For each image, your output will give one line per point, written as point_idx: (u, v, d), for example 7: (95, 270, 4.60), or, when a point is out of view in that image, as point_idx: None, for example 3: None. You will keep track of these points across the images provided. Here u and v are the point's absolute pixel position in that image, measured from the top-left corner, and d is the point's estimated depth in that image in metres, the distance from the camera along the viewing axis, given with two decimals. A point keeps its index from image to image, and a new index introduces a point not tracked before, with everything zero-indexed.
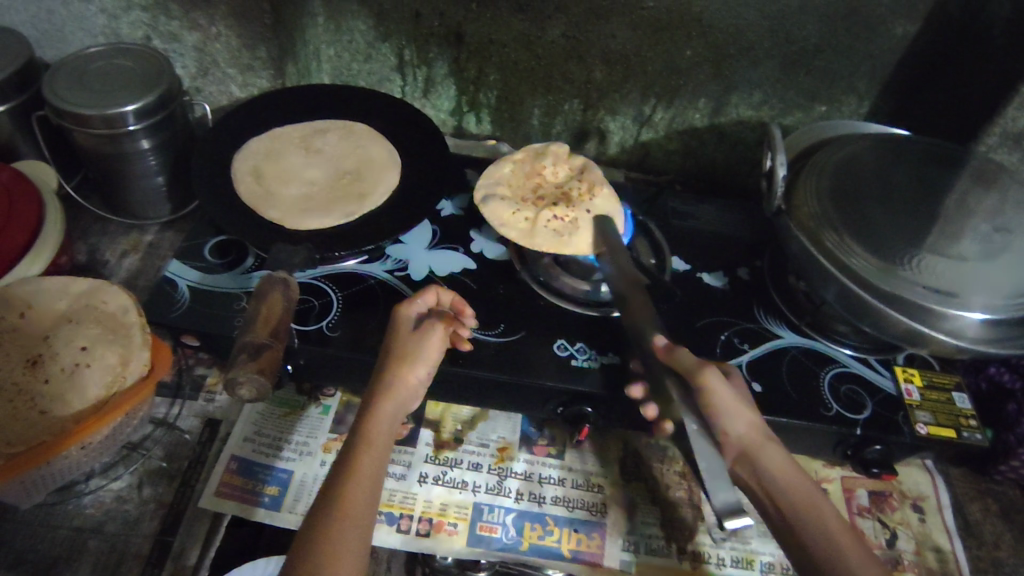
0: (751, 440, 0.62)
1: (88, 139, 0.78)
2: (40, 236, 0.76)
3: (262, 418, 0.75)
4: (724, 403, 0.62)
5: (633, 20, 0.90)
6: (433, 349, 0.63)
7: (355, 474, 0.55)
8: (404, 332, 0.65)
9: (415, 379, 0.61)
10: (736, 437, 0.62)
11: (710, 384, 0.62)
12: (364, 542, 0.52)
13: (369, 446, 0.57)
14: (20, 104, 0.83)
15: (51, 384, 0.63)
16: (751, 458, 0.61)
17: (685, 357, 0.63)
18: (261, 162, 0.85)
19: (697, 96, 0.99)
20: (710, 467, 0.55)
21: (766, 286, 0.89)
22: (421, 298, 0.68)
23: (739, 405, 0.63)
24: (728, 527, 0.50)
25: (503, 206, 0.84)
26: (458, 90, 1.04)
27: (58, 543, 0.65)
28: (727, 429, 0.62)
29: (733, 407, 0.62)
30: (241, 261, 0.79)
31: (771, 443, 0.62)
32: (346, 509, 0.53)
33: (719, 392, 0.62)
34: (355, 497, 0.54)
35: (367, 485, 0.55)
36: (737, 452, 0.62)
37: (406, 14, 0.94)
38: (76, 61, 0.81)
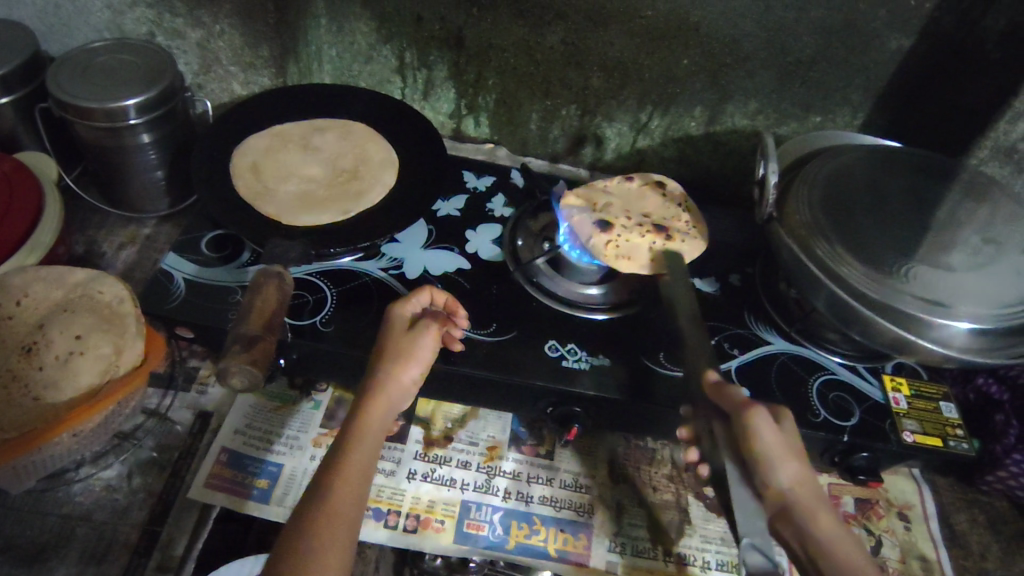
0: (799, 500, 0.56)
1: (89, 133, 0.80)
2: (31, 238, 0.76)
3: (252, 411, 0.76)
4: (772, 450, 0.56)
5: (631, 29, 0.92)
6: (425, 350, 0.64)
7: (346, 473, 0.55)
8: (397, 336, 0.64)
9: (407, 378, 0.62)
10: (779, 494, 0.56)
11: (757, 427, 0.56)
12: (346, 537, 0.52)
13: (360, 443, 0.57)
14: (24, 96, 0.83)
15: (46, 370, 0.64)
16: (802, 516, 0.55)
17: (735, 393, 0.59)
18: (260, 158, 0.86)
19: (694, 105, 1.01)
20: (748, 522, 0.53)
21: (757, 292, 0.90)
22: (414, 298, 0.69)
23: (788, 455, 0.57)
24: None
25: (651, 206, 0.86)
26: (458, 94, 1.06)
27: (46, 531, 0.65)
28: (768, 484, 0.56)
29: (784, 459, 0.56)
30: (237, 255, 0.80)
31: (823, 508, 0.56)
32: (335, 505, 0.53)
33: (769, 439, 0.56)
34: (341, 498, 0.54)
35: (353, 483, 0.55)
36: (779, 510, 0.56)
37: (407, 18, 0.96)
38: (82, 55, 0.82)
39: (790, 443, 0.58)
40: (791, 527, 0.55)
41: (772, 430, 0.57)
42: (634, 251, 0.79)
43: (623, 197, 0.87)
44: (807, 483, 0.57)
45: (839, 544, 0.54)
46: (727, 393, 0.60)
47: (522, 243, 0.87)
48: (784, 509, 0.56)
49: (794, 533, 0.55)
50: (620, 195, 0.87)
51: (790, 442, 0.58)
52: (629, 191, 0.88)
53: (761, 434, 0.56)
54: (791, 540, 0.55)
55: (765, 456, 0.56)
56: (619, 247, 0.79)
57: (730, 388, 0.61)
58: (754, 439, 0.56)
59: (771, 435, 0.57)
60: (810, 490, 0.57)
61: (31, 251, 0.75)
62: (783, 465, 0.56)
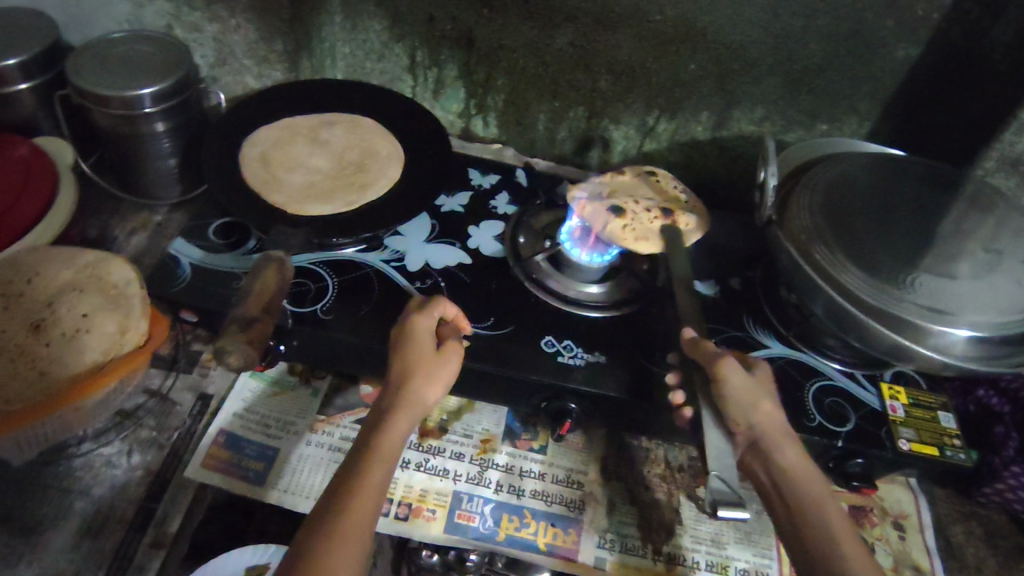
0: (766, 433, 0.61)
1: (105, 120, 0.82)
2: (43, 221, 0.78)
3: (251, 395, 0.77)
4: (739, 391, 0.62)
5: (639, 33, 0.93)
6: (450, 369, 0.64)
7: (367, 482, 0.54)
8: (426, 353, 0.64)
9: (431, 398, 0.62)
10: (747, 431, 0.61)
11: (727, 371, 0.62)
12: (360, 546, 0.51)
13: (382, 455, 0.56)
14: (44, 82, 0.86)
15: (52, 347, 0.65)
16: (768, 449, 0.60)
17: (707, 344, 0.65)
18: (270, 149, 0.88)
19: (700, 110, 1.01)
20: (716, 455, 0.59)
21: (758, 296, 0.90)
22: (432, 310, 0.69)
23: (756, 396, 0.62)
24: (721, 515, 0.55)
25: (650, 192, 0.91)
26: (467, 93, 1.07)
27: (45, 503, 0.66)
28: (738, 421, 0.61)
29: (753, 401, 0.62)
30: (243, 243, 0.81)
31: (788, 442, 0.61)
32: (356, 512, 0.52)
33: (735, 381, 0.62)
34: (361, 505, 0.53)
35: (373, 493, 0.54)
36: (748, 442, 0.61)
37: (419, 17, 0.98)
38: (102, 45, 0.85)
39: (759, 388, 0.63)
40: (756, 459, 0.60)
41: (740, 374, 0.62)
42: (649, 234, 0.84)
43: (623, 187, 0.91)
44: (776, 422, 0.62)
45: (802, 473, 0.58)
46: (702, 345, 0.65)
47: (524, 240, 0.88)
48: (752, 443, 0.61)
49: (760, 463, 0.60)
50: (620, 185, 0.91)
51: (759, 384, 0.64)
52: (626, 181, 0.92)
53: (728, 375, 0.62)
54: (756, 469, 0.60)
55: (733, 396, 0.62)
56: (636, 233, 0.83)
57: (705, 342, 0.66)
58: (722, 382, 0.62)
59: (739, 378, 0.62)
60: (778, 427, 0.61)
61: (42, 233, 0.77)
62: (751, 405, 0.61)
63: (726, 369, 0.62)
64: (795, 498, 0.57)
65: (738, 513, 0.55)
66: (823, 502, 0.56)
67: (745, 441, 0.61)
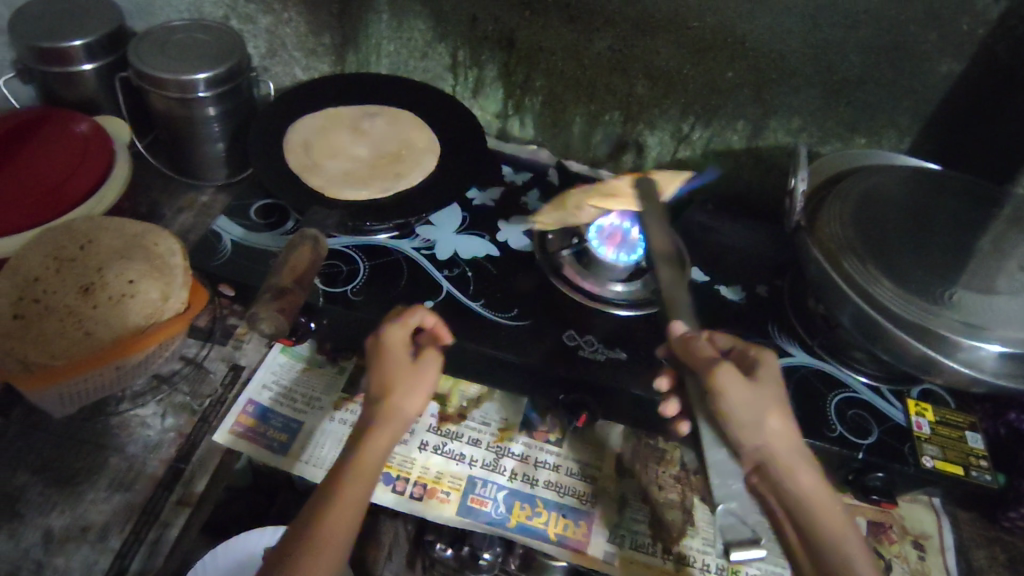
0: (777, 456, 0.59)
1: (161, 102, 0.87)
2: (97, 195, 0.82)
3: (281, 369, 0.80)
4: (739, 406, 0.59)
5: (677, 39, 0.95)
6: (429, 383, 0.62)
7: (339, 508, 0.56)
8: (401, 366, 0.62)
9: (411, 413, 0.61)
10: (754, 450, 0.59)
11: (722, 382, 0.60)
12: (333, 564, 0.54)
13: (355, 479, 0.57)
14: (107, 64, 0.91)
15: (99, 310, 0.69)
16: (781, 474, 0.58)
17: (703, 349, 0.62)
18: (313, 136, 0.91)
19: (737, 118, 1.01)
20: (722, 485, 0.59)
21: (785, 305, 0.89)
22: (410, 319, 0.67)
23: (760, 413, 0.60)
24: (733, 556, 0.56)
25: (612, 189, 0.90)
26: (505, 94, 1.10)
27: (82, 456, 0.70)
28: (745, 441, 0.59)
29: (756, 419, 0.59)
30: (283, 224, 0.85)
31: (800, 463, 0.59)
32: (329, 535, 0.54)
33: (735, 394, 0.60)
34: (332, 534, 0.54)
35: (344, 518, 0.55)
36: (755, 466, 0.58)
37: (463, 17, 1.01)
38: (163, 32, 0.90)
39: (762, 401, 0.61)
40: (769, 484, 0.58)
41: (738, 385, 0.60)
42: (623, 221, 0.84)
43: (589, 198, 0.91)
44: (782, 438, 0.60)
45: (814, 498, 0.57)
46: (692, 347, 0.63)
47: (552, 237, 0.89)
48: (760, 465, 0.58)
49: (771, 489, 0.58)
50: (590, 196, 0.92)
51: (763, 395, 0.61)
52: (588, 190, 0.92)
53: (727, 390, 0.60)
54: (768, 495, 0.58)
55: (733, 411, 0.59)
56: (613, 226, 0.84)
57: (697, 342, 0.63)
58: (720, 394, 0.60)
59: (737, 391, 0.60)
60: (787, 444, 0.60)
61: (94, 206, 0.81)
62: (756, 424, 0.59)
63: (724, 385, 0.60)
64: (809, 523, 0.56)
65: (753, 550, 0.56)
66: (837, 529, 0.56)
67: (753, 464, 0.58)
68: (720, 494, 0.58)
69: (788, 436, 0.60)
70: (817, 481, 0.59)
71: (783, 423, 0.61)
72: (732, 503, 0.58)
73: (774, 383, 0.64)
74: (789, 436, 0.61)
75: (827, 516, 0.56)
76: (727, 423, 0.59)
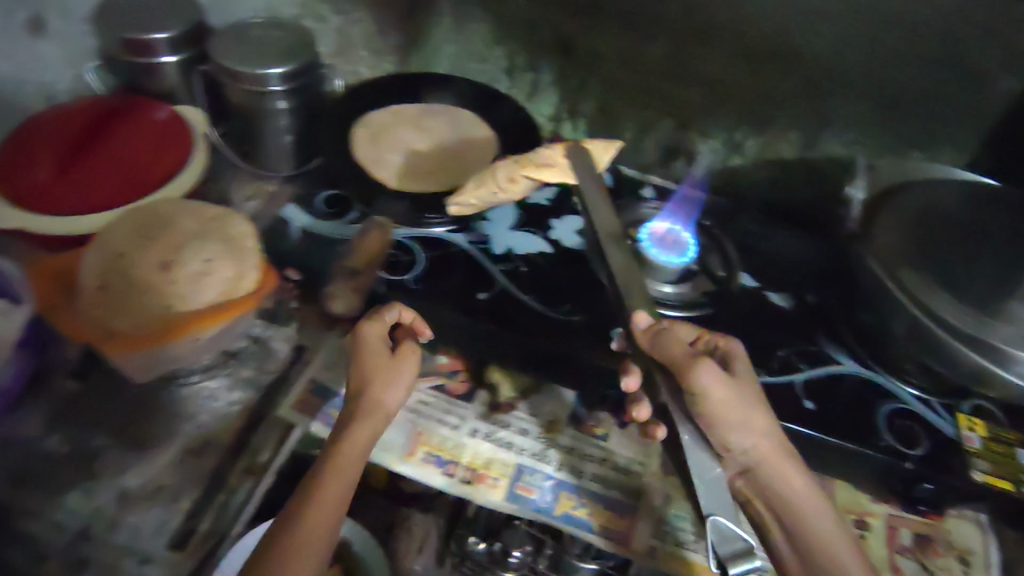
0: (762, 456, 0.63)
1: (237, 94, 0.92)
2: (174, 179, 0.85)
3: (340, 351, 0.82)
4: (720, 407, 0.61)
5: (735, 48, 0.96)
6: (406, 375, 0.67)
7: (332, 482, 0.59)
8: (379, 358, 0.66)
9: (391, 403, 0.66)
10: (741, 453, 0.63)
11: (705, 385, 0.61)
12: (323, 547, 0.56)
13: (345, 458, 0.61)
14: (189, 57, 0.96)
15: (177, 285, 0.73)
16: (763, 474, 0.63)
17: (676, 349, 0.62)
18: (378, 132, 0.95)
19: (791, 129, 1.02)
20: (709, 492, 0.58)
21: (835, 313, 0.87)
22: (386, 314, 0.71)
23: (747, 414, 0.63)
24: (730, 572, 0.54)
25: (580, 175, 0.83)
26: (561, 96, 1.12)
27: (156, 423, 0.74)
28: (732, 445, 0.62)
29: (739, 421, 0.62)
30: (347, 213, 0.88)
31: (787, 460, 0.64)
32: (324, 509, 0.57)
33: (715, 394, 0.61)
34: (327, 506, 0.57)
35: (340, 489, 0.59)
36: (742, 467, 0.64)
37: (523, 23, 1.06)
38: (242, 27, 0.95)
39: (746, 401, 0.64)
40: (757, 483, 0.63)
41: (718, 383, 0.61)
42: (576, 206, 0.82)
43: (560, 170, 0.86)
44: (766, 438, 0.64)
45: (799, 493, 0.62)
46: (664, 344, 0.62)
47: None
48: (750, 464, 0.63)
49: (758, 486, 0.63)
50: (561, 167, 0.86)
51: (743, 396, 0.64)
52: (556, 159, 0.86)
53: (707, 391, 0.61)
54: (754, 492, 0.63)
55: (716, 413, 0.62)
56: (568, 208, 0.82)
57: (667, 336, 0.63)
58: (702, 396, 0.61)
59: (719, 391, 0.62)
60: (771, 444, 0.64)
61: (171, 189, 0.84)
62: (736, 428, 0.62)
63: (706, 388, 0.61)
64: (797, 518, 0.62)
65: (751, 564, 0.54)
66: (820, 522, 0.61)
67: (740, 464, 0.64)
68: (707, 498, 0.57)
69: (769, 435, 0.64)
70: (802, 477, 0.64)
71: (767, 423, 0.65)
72: (722, 511, 0.57)
73: (751, 380, 0.67)
74: (770, 433, 0.64)
75: (811, 515, 0.62)
76: (709, 426, 0.62)
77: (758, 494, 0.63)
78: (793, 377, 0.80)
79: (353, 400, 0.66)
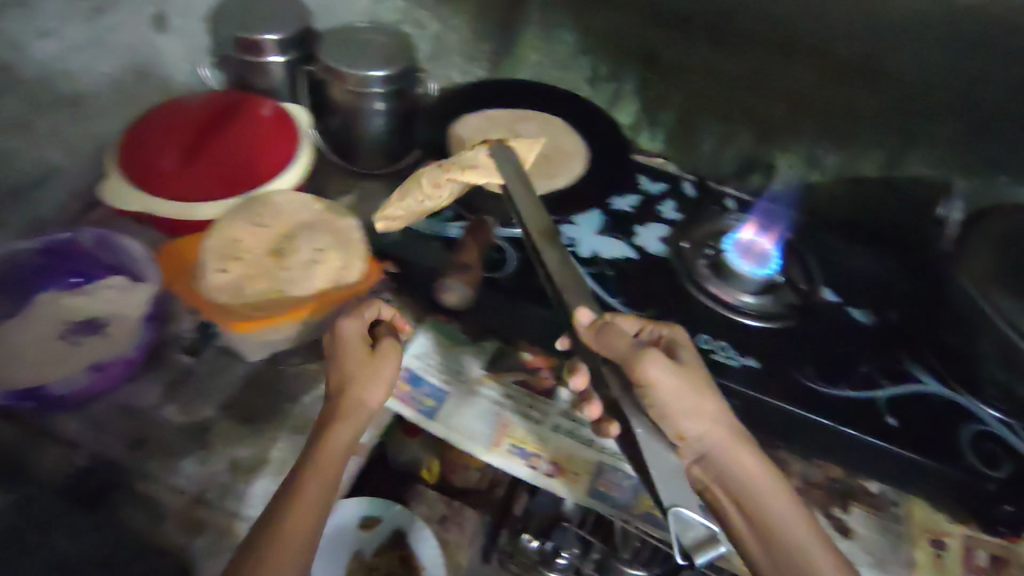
0: (714, 445, 0.64)
1: (339, 93, 0.97)
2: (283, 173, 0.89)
3: (430, 343, 0.88)
4: (669, 400, 0.64)
5: (823, 66, 0.97)
6: (388, 368, 0.70)
7: (321, 454, 0.64)
8: (357, 350, 0.71)
9: (372, 398, 0.69)
10: (694, 443, 0.64)
11: (652, 376, 0.63)
12: (312, 518, 0.60)
13: (336, 431, 0.66)
14: (295, 59, 1.01)
15: (290, 271, 0.80)
16: (719, 463, 0.64)
17: (616, 340, 0.65)
18: (473, 134, 0.99)
19: (872, 150, 1.03)
20: (667, 487, 0.60)
21: (917, 333, 0.86)
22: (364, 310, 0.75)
23: (694, 403, 0.65)
24: (698, 561, 0.57)
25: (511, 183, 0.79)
26: (641, 107, 1.15)
27: (262, 400, 0.80)
28: (683, 432, 0.64)
29: (690, 410, 0.64)
30: (439, 211, 0.88)
31: (742, 447, 0.65)
32: (307, 485, 0.61)
33: (663, 386, 0.64)
34: (312, 482, 0.62)
35: (330, 463, 0.63)
36: (695, 455, 0.64)
37: (611, 35, 1.09)
38: (347, 31, 1.00)
39: (691, 390, 0.65)
40: (714, 472, 0.63)
41: (664, 373, 0.64)
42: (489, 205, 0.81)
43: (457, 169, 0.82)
44: (716, 424, 0.65)
45: (756, 479, 0.64)
46: (607, 337, 0.65)
47: (687, 245, 0.92)
48: (700, 454, 0.64)
49: (714, 477, 0.63)
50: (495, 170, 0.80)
51: (689, 385, 0.66)
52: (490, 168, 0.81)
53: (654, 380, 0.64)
54: (712, 483, 0.63)
55: (666, 403, 0.64)
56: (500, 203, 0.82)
57: (608, 329, 0.66)
58: (651, 385, 0.64)
59: (666, 381, 0.64)
60: (721, 432, 0.65)
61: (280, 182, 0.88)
62: (688, 419, 0.64)
63: (652, 378, 0.63)
64: (759, 508, 0.62)
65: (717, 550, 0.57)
66: (781, 512, 0.62)
67: (693, 452, 0.64)
68: (666, 492, 0.60)
69: (718, 423, 0.65)
70: (761, 466, 0.65)
71: (716, 411, 0.66)
72: (684, 502, 0.59)
73: (696, 369, 0.69)
74: (721, 421, 0.65)
75: (771, 497, 0.63)
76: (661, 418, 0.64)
77: (717, 481, 0.63)
78: (875, 394, 0.79)
79: (336, 393, 0.69)
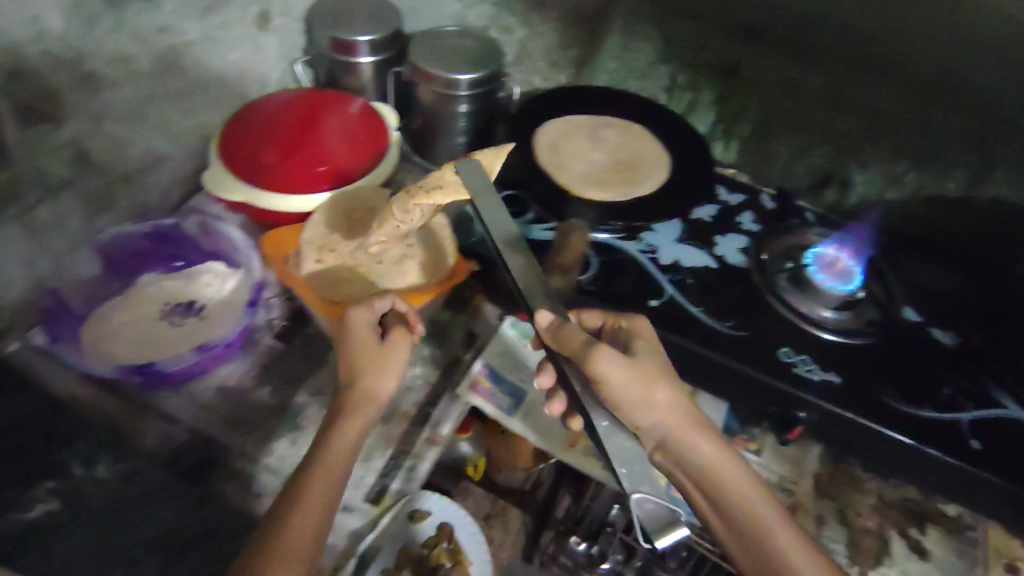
0: (668, 429, 0.66)
1: (425, 94, 1.00)
2: (375, 168, 0.94)
3: (509, 341, 0.89)
4: (623, 395, 0.64)
5: (904, 83, 0.96)
6: (398, 358, 0.72)
7: (332, 448, 0.65)
8: (363, 342, 0.72)
9: (382, 387, 0.70)
10: (651, 430, 0.66)
11: (604, 373, 0.64)
12: (324, 509, 0.61)
13: (344, 427, 0.67)
14: (384, 59, 1.05)
15: (383, 266, 0.85)
16: (679, 448, 0.66)
17: (571, 337, 0.63)
18: (557, 139, 1.01)
19: (956, 167, 0.99)
20: (631, 475, 0.58)
21: (1003, 355, 0.85)
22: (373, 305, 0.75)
23: (646, 390, 0.65)
24: (658, 544, 0.53)
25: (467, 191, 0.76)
26: (716, 117, 1.16)
27: None
28: (639, 421, 0.65)
29: (641, 401, 0.65)
30: (524, 214, 0.93)
31: (694, 431, 0.67)
32: (318, 479, 0.62)
33: (614, 380, 0.64)
34: (321, 475, 0.63)
35: (340, 456, 0.65)
36: (654, 443, 0.66)
37: (691, 45, 1.10)
38: (437, 34, 1.03)
39: (641, 378, 0.66)
40: (672, 457, 0.66)
41: (615, 370, 0.64)
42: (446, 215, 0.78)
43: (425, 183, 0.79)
44: (669, 409, 0.67)
45: (710, 460, 0.66)
46: (564, 338, 0.63)
47: (766, 257, 0.93)
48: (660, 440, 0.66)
49: (671, 460, 0.66)
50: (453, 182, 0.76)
51: (639, 374, 0.66)
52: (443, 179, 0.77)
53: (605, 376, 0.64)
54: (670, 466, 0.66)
55: (620, 397, 0.64)
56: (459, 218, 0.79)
57: (567, 328, 0.63)
58: (603, 381, 0.64)
59: (620, 376, 0.64)
60: (674, 414, 0.67)
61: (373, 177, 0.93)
62: (643, 409, 0.65)
63: (606, 374, 0.64)
64: (716, 489, 0.65)
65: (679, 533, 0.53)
66: (742, 494, 0.65)
67: (651, 439, 0.66)
68: (631, 480, 0.57)
69: (673, 406, 0.67)
70: (716, 447, 0.67)
71: (668, 395, 0.67)
72: (643, 487, 0.56)
73: (647, 354, 0.70)
74: (675, 403, 0.68)
75: (727, 477, 0.66)
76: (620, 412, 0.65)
77: (673, 465, 0.66)
78: (963, 416, 0.78)
79: (345, 388, 0.70)
